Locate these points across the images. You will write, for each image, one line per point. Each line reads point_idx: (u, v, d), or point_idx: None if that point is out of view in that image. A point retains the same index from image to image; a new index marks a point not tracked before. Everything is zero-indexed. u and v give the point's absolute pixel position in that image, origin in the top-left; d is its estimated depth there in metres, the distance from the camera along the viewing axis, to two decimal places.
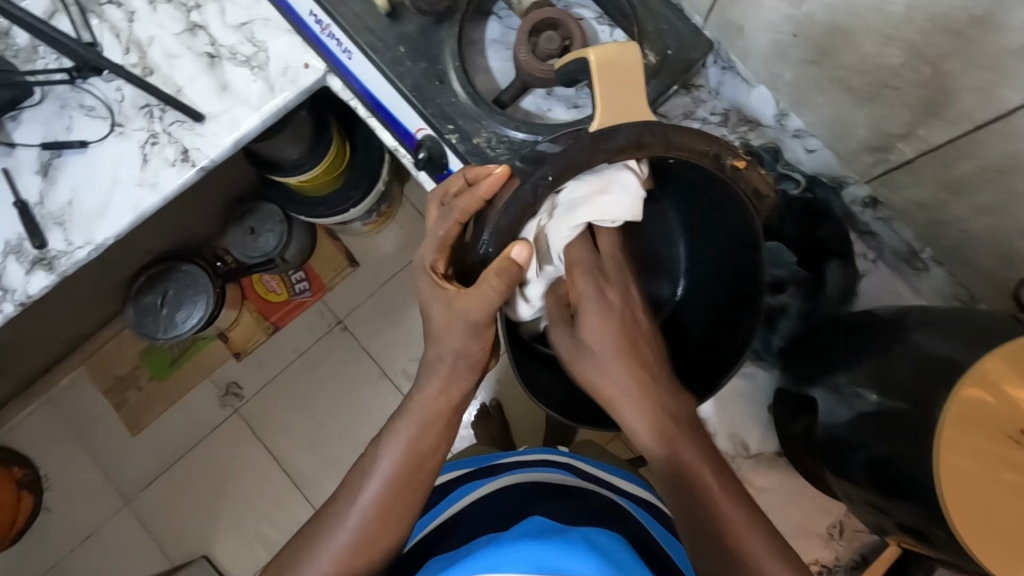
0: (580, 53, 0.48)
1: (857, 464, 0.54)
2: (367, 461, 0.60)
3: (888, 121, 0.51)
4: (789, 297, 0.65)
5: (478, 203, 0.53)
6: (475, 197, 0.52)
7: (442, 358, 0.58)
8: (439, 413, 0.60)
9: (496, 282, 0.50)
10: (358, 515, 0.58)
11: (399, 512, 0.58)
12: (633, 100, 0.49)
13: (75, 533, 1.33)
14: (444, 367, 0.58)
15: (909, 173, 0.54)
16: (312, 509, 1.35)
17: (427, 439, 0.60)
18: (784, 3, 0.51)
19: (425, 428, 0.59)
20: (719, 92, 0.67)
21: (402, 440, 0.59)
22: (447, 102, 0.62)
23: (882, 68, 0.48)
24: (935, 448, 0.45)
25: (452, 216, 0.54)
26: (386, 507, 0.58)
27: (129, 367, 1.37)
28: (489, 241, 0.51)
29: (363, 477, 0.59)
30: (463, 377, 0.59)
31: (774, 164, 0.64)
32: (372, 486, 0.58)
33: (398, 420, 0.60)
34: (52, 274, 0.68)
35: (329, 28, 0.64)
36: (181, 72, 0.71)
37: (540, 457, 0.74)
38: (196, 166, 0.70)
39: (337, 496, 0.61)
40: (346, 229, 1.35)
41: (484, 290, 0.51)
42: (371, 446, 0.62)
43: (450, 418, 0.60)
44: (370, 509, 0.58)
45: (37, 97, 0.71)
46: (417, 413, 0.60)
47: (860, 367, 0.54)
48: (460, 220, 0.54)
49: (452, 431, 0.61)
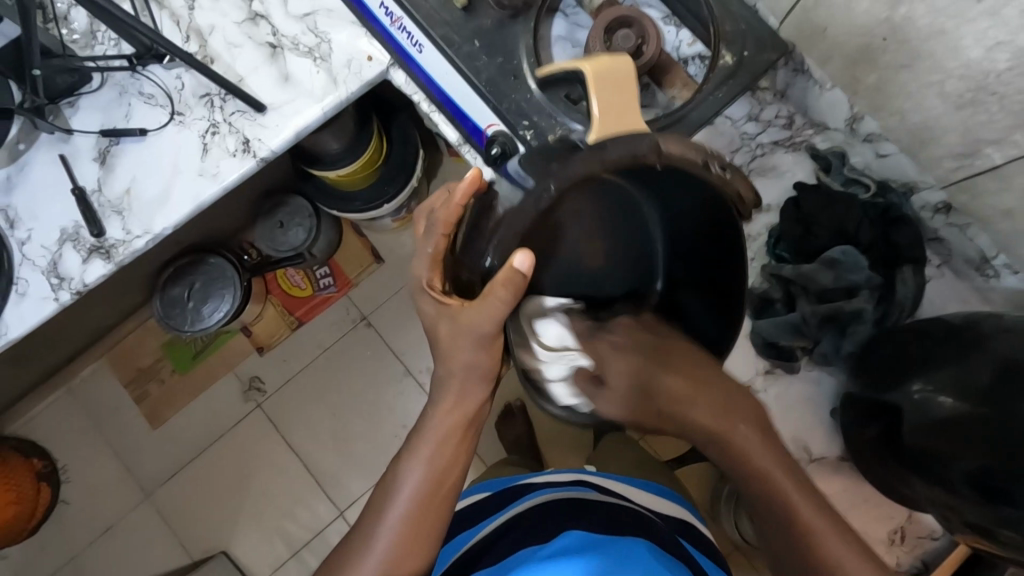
0: (577, 62, 0.50)
1: (933, 467, 0.55)
2: (389, 484, 0.59)
3: (982, 128, 0.51)
4: (864, 300, 0.63)
5: (455, 210, 0.55)
6: (452, 204, 0.55)
7: (453, 375, 0.58)
8: (458, 430, 0.60)
9: (502, 291, 0.49)
10: (386, 537, 0.57)
11: (428, 529, 0.58)
12: (625, 107, 0.51)
13: (94, 525, 1.32)
14: (458, 385, 0.59)
15: (997, 180, 0.53)
16: (335, 508, 1.34)
17: (442, 458, 0.59)
18: (879, 5, 0.50)
19: (442, 449, 0.59)
20: (785, 95, 0.67)
21: (420, 464, 0.59)
22: (523, 99, 0.61)
23: (984, 73, 0.47)
24: None
25: (437, 231, 0.56)
26: (411, 528, 0.57)
27: (152, 359, 1.35)
28: (490, 254, 0.50)
29: (387, 499, 0.59)
30: (477, 395, 0.59)
31: (842, 168, 0.66)
32: (396, 508, 0.58)
33: (417, 443, 0.60)
34: (110, 263, 0.67)
35: (400, 21, 0.64)
36: (243, 61, 0.70)
37: (569, 480, 0.74)
38: (257, 156, 0.69)
39: (362, 519, 0.60)
40: (373, 225, 1.33)
41: (491, 304, 0.51)
42: (390, 469, 0.61)
43: (466, 432, 0.60)
44: (397, 532, 0.57)
45: (96, 83, 0.70)
46: (433, 432, 0.59)
47: (937, 375, 0.55)
48: (444, 233, 0.55)
49: (470, 443, 0.61)
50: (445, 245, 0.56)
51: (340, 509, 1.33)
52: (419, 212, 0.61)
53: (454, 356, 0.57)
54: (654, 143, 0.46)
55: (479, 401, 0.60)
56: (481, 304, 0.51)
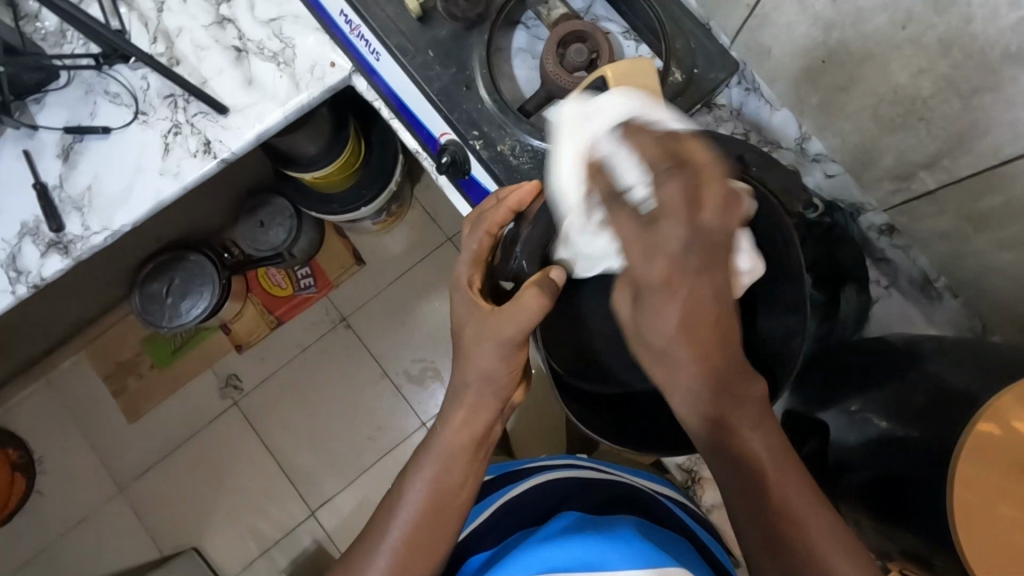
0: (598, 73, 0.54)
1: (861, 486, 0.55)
2: (391, 498, 0.55)
3: (915, 151, 0.53)
4: (805, 319, 0.65)
5: (507, 214, 0.57)
6: (503, 207, 0.56)
7: (471, 385, 0.54)
8: (468, 448, 0.55)
9: (535, 290, 0.51)
10: (385, 556, 0.52)
11: (433, 543, 0.53)
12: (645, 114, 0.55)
13: (68, 517, 1.32)
14: (473, 397, 0.55)
15: (931, 203, 0.55)
16: (308, 508, 1.33)
17: (451, 476, 0.54)
18: (815, 29, 0.52)
19: (450, 466, 0.54)
20: (741, 112, 0.66)
21: (425, 479, 0.54)
22: (474, 109, 0.62)
23: (912, 98, 0.49)
24: (951, 473, 0.44)
25: (483, 228, 0.57)
26: (412, 547, 0.52)
27: (131, 353, 1.36)
28: (522, 255, 0.57)
29: (387, 517, 0.54)
30: (489, 409, 0.55)
31: (794, 188, 0.63)
32: (398, 525, 0.53)
33: (421, 457, 0.55)
34: (68, 258, 0.68)
35: (358, 28, 0.66)
36: (209, 64, 0.71)
37: (555, 460, 0.73)
38: (218, 157, 0.70)
39: (359, 537, 0.55)
40: (355, 227, 1.33)
41: (523, 304, 0.50)
42: (394, 482, 0.56)
43: (476, 452, 0.55)
44: (398, 551, 0.52)
45: (62, 81, 0.71)
46: (440, 449, 0.55)
47: (875, 395, 0.55)
48: (491, 232, 0.57)
49: (479, 466, 0.56)
50: (487, 245, 0.58)
51: (312, 509, 1.33)
52: (466, 218, 0.60)
53: (475, 359, 0.53)
54: (686, 130, 0.49)
55: (491, 417, 0.55)
56: (513, 306, 0.51)
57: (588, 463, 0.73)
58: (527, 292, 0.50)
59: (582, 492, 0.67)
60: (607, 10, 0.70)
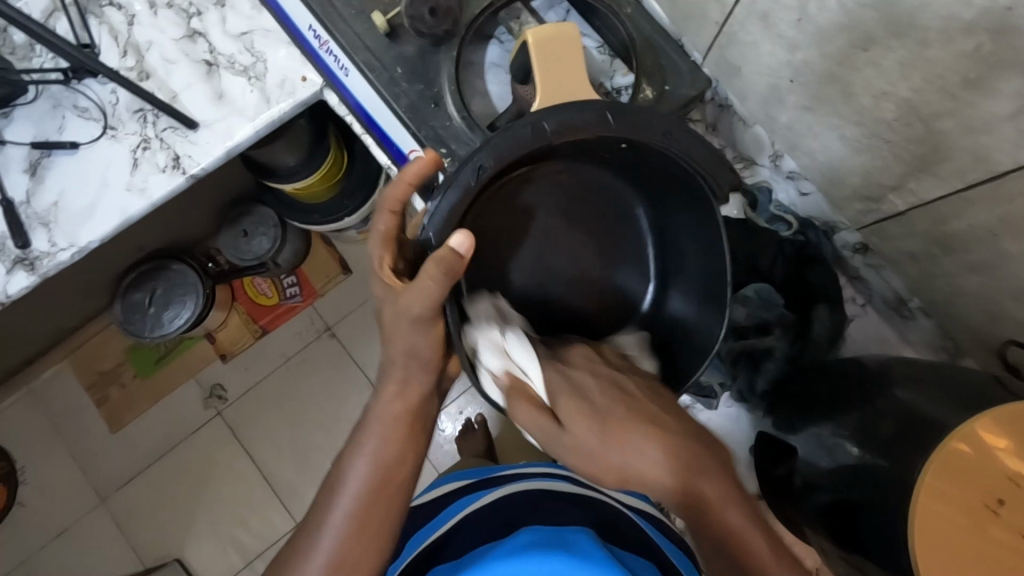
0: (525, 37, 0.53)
1: (818, 504, 0.55)
2: (334, 477, 0.55)
3: (881, 173, 0.55)
4: (775, 340, 0.66)
5: (405, 189, 0.52)
6: (402, 182, 0.52)
7: (396, 360, 0.54)
8: (404, 421, 0.55)
9: (434, 270, 0.46)
10: (329, 538, 0.51)
11: (378, 531, 0.53)
12: (568, 76, 0.55)
13: (48, 528, 1.29)
14: (401, 371, 0.54)
15: (899, 223, 0.57)
16: (291, 518, 1.31)
17: (390, 451, 0.54)
18: (782, 49, 0.55)
19: (387, 438, 0.54)
20: (716, 129, 0.70)
21: (366, 456, 0.54)
22: (442, 126, 0.64)
23: (877, 120, 0.52)
24: (912, 494, 0.44)
25: (385, 209, 0.52)
26: (357, 528, 0.52)
27: (113, 363, 1.34)
28: (433, 232, 0.49)
29: (332, 495, 0.54)
30: (422, 384, 0.55)
31: (767, 206, 0.68)
32: (340, 505, 0.53)
33: (363, 433, 0.55)
34: (33, 275, 0.67)
35: (327, 44, 0.67)
36: (178, 78, 0.70)
37: (531, 468, 0.72)
38: (186, 173, 0.69)
39: (307, 520, 0.55)
40: (340, 236, 1.30)
41: (424, 284, 0.47)
42: (337, 461, 0.56)
43: (415, 423, 0.55)
44: (340, 529, 0.52)
45: (31, 95, 0.70)
46: (379, 421, 0.55)
47: (846, 419, 0.54)
48: (393, 210, 0.52)
49: (419, 439, 0.56)
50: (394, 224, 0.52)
51: (295, 520, 1.30)
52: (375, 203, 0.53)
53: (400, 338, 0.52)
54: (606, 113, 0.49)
55: (426, 387, 0.55)
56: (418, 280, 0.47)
57: (566, 473, 0.72)
58: (424, 271, 0.46)
59: (547, 496, 0.65)
60: (581, 24, 0.69)
